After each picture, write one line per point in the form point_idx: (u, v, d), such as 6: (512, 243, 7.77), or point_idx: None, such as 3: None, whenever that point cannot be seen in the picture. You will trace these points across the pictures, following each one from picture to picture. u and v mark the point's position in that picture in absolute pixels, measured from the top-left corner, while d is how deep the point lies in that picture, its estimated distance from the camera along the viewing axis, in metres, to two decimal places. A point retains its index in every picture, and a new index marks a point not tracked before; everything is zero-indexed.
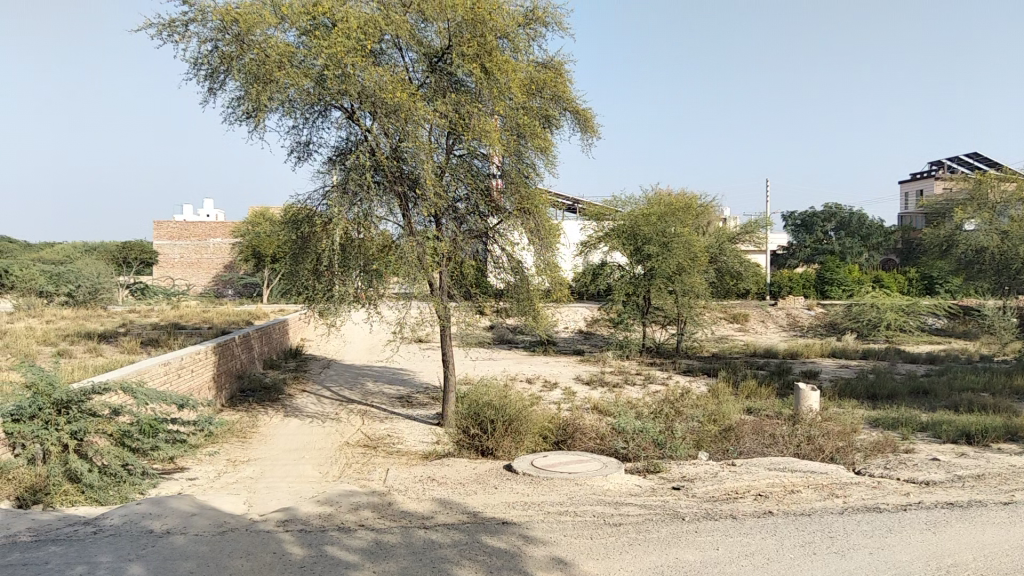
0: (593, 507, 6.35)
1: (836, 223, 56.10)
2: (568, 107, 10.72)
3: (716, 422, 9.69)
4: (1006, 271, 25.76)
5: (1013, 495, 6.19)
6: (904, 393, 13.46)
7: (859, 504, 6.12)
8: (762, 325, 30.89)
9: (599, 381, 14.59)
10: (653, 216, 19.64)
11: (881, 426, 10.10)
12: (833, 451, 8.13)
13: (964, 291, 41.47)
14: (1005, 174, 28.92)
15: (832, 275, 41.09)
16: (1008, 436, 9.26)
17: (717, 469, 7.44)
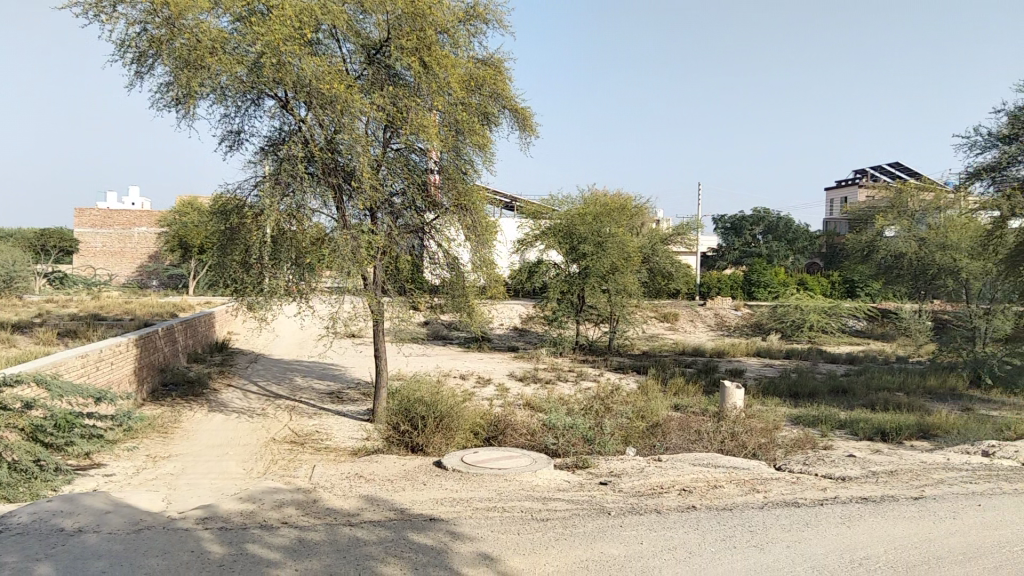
0: (521, 502, 6.35)
1: (764, 227, 57.76)
2: (507, 104, 10.72)
3: (644, 418, 9.82)
4: (922, 276, 26.88)
5: (922, 490, 6.45)
6: (825, 392, 13.91)
7: (778, 499, 6.28)
8: (692, 325, 31.53)
9: (532, 378, 14.63)
10: (589, 215, 19.79)
11: (802, 424, 10.41)
12: (755, 447, 8.33)
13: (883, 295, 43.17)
14: (923, 183, 30.20)
15: (758, 277, 42.26)
16: (920, 434, 9.65)
17: (644, 465, 7.53)
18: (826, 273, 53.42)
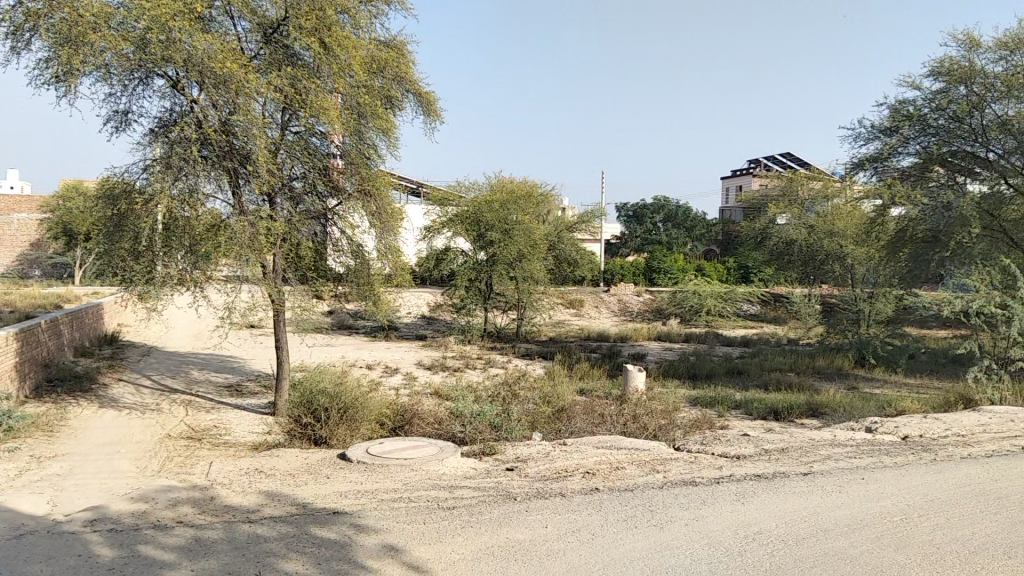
0: (427, 491, 6.31)
1: (665, 215, 59.44)
2: (411, 88, 10.57)
3: (550, 403, 9.93)
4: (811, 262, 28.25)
5: (811, 465, 6.77)
6: (721, 373, 14.45)
7: (677, 478, 6.47)
8: (597, 311, 32.14)
9: (439, 366, 14.56)
10: (496, 203, 19.80)
11: (700, 405, 10.76)
12: (656, 428, 8.55)
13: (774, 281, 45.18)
14: (812, 173, 31.70)
15: (659, 263, 43.43)
16: (810, 412, 10.16)
17: (550, 449, 7.61)
18: (722, 259, 55.50)
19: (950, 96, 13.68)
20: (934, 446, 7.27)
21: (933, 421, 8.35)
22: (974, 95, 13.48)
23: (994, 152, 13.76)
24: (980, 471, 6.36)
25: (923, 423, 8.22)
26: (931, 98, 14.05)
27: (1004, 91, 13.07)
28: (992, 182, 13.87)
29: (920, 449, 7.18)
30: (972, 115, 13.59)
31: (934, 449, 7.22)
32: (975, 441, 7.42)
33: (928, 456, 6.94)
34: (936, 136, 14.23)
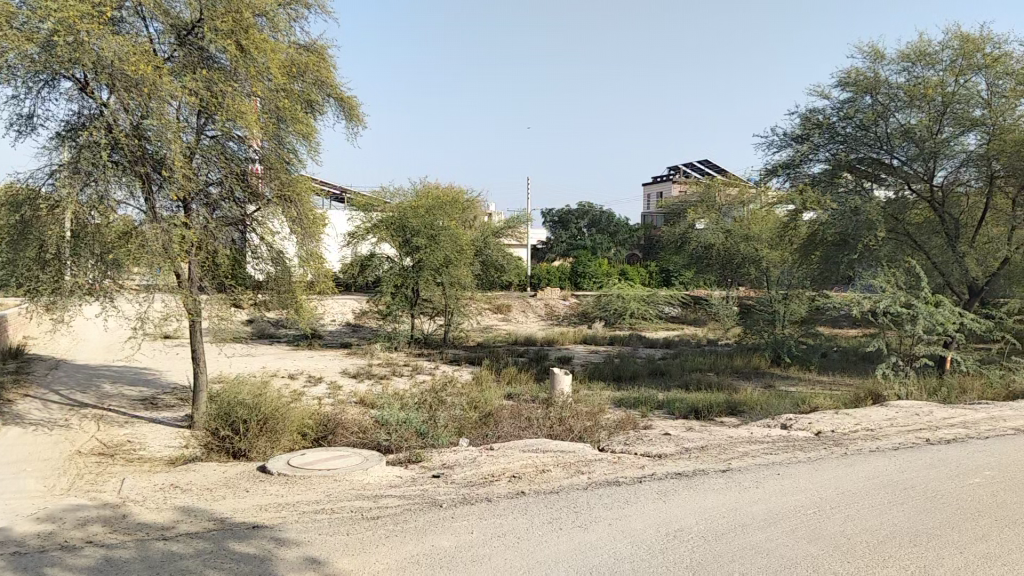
0: (351, 502, 6.20)
1: (589, 220, 60.30)
2: (332, 93, 10.42)
3: (476, 408, 9.92)
4: (729, 265, 29.11)
5: (729, 463, 6.95)
6: (645, 375, 14.73)
7: (601, 479, 6.54)
8: (524, 315, 32.32)
9: (365, 374, 14.37)
10: (422, 208, 19.68)
11: (624, 406, 10.93)
12: (582, 431, 8.63)
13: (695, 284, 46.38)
14: (729, 179, 32.68)
15: (584, 268, 44.01)
16: (729, 410, 10.45)
17: (476, 455, 7.59)
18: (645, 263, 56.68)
19: (857, 105, 14.34)
20: (845, 441, 7.57)
21: (844, 417, 8.70)
22: (879, 104, 14.17)
23: (897, 159, 14.44)
24: (887, 463, 6.65)
25: (835, 419, 8.55)
26: (839, 107, 14.67)
27: (907, 101, 13.76)
28: (897, 188, 14.92)
29: (832, 444, 7.46)
30: (878, 124, 14.25)
31: (845, 444, 7.51)
32: (882, 435, 7.75)
33: (839, 450, 7.22)
34: (843, 144, 14.86)
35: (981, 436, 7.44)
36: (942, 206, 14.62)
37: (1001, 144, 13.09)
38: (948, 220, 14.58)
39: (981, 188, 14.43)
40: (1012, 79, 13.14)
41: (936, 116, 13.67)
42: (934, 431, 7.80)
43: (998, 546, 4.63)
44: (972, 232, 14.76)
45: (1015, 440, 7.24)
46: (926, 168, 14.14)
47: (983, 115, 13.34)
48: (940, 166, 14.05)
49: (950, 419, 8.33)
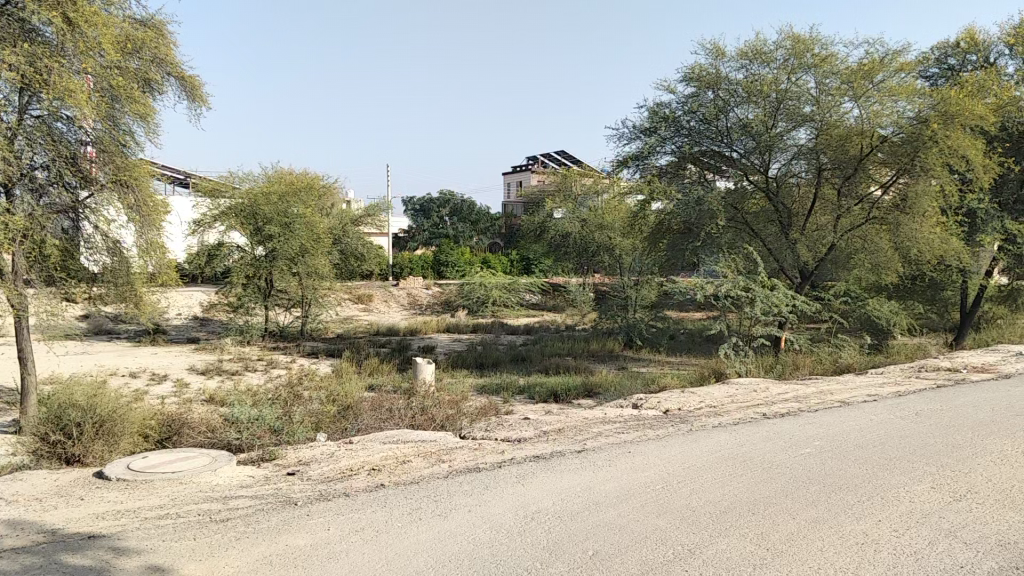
0: (199, 505, 5.90)
1: (450, 209, 60.39)
2: (172, 71, 9.81)
3: (335, 401, 9.69)
4: (586, 253, 29.98)
5: (585, 443, 7.16)
6: (506, 361, 14.93)
7: (461, 466, 6.57)
8: (385, 305, 31.90)
9: (215, 370, 13.70)
10: (274, 195, 18.97)
11: (486, 392, 11.02)
12: (443, 420, 8.61)
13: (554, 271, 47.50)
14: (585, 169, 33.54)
15: (446, 256, 44.03)
16: (586, 393, 10.77)
17: (333, 450, 7.42)
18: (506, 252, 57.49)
19: (700, 99, 14.96)
20: (690, 418, 7.99)
21: (690, 395, 9.18)
22: (720, 100, 14.88)
23: (736, 152, 15.42)
24: (729, 437, 7.07)
25: (682, 397, 9.00)
26: (683, 101, 15.23)
27: (744, 96, 14.59)
28: (736, 179, 15.86)
29: (679, 421, 7.85)
30: (719, 118, 15.03)
31: (691, 421, 7.92)
32: (724, 410, 8.25)
33: (686, 427, 7.61)
34: (688, 137, 15.50)
35: (810, 409, 8.07)
36: (776, 195, 15.77)
37: (827, 139, 14.66)
38: (783, 209, 15.79)
39: (811, 180, 15.66)
40: (837, 78, 14.17)
41: (771, 112, 14.61)
42: (770, 405, 8.38)
43: (826, 510, 5.02)
44: (802, 220, 15.98)
45: (840, 410, 7.90)
46: (762, 161, 15.27)
47: (813, 112, 14.43)
48: (775, 158, 15.23)
49: (784, 394, 8.99)
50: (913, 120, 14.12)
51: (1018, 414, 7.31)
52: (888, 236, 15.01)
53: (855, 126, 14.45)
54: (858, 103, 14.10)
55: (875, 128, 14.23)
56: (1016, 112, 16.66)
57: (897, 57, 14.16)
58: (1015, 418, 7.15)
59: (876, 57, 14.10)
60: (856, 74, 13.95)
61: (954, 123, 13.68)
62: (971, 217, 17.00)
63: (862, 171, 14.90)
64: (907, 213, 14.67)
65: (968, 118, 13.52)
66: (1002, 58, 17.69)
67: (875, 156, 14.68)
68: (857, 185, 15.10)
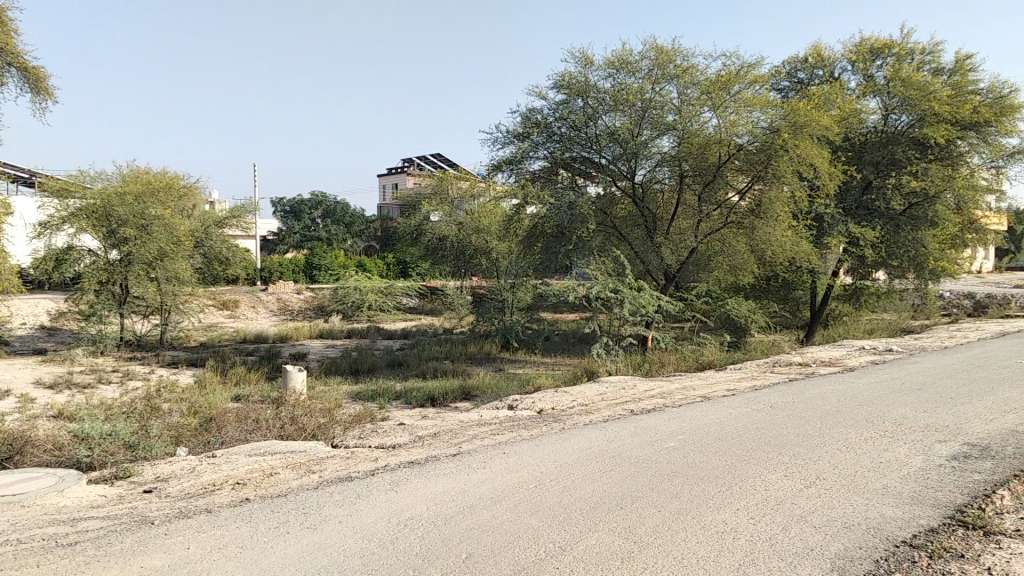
0: (42, 529, 5.46)
1: (322, 211, 59.24)
2: (13, 61, 9.08)
3: (197, 413, 9.24)
4: (463, 255, 30.05)
5: (460, 446, 7.15)
6: (382, 366, 14.73)
7: (332, 476, 6.40)
8: (253, 311, 30.80)
9: (63, 383, 12.77)
10: (130, 195, 17.99)
11: (360, 398, 10.82)
12: (314, 429, 8.38)
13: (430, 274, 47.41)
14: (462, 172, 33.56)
15: (318, 260, 43.10)
16: (462, 395, 10.78)
17: (195, 464, 7.06)
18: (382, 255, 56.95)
19: (570, 107, 15.29)
20: (563, 417, 8.14)
21: (562, 394, 9.36)
22: (589, 107, 15.25)
23: (605, 158, 15.84)
24: (599, 435, 7.25)
25: (555, 397, 9.16)
26: (554, 108, 15.48)
27: (612, 104, 14.99)
28: (605, 185, 16.29)
29: (552, 420, 7.99)
30: (588, 125, 15.41)
31: (563, 420, 8.07)
32: (595, 408, 8.45)
33: (558, 426, 7.74)
34: (559, 143, 15.78)
35: (674, 404, 8.40)
36: (642, 201, 16.37)
37: (689, 147, 15.20)
38: (648, 214, 16.43)
39: (673, 186, 16.36)
40: (697, 89, 14.76)
41: (637, 120, 15.10)
42: (638, 402, 8.67)
43: (689, 501, 5.23)
44: (666, 224, 16.68)
45: (702, 405, 8.27)
46: (628, 167, 15.78)
47: (675, 121, 14.98)
48: (640, 166, 15.78)
49: (651, 391, 9.33)
50: (766, 130, 15.02)
51: (859, 403, 7.90)
52: (744, 240, 15.92)
53: (714, 135, 15.09)
54: (716, 113, 14.79)
55: (732, 137, 14.93)
56: (857, 123, 18.02)
57: (752, 70, 15.01)
58: (857, 408, 7.72)
59: (732, 69, 14.88)
60: (714, 85, 14.66)
61: (802, 133, 15.05)
62: (819, 221, 18.25)
63: (720, 178, 15.73)
64: (761, 217, 15.68)
65: (814, 129, 15.09)
66: (845, 73, 19.08)
67: (732, 164, 15.54)
68: (716, 191, 15.95)
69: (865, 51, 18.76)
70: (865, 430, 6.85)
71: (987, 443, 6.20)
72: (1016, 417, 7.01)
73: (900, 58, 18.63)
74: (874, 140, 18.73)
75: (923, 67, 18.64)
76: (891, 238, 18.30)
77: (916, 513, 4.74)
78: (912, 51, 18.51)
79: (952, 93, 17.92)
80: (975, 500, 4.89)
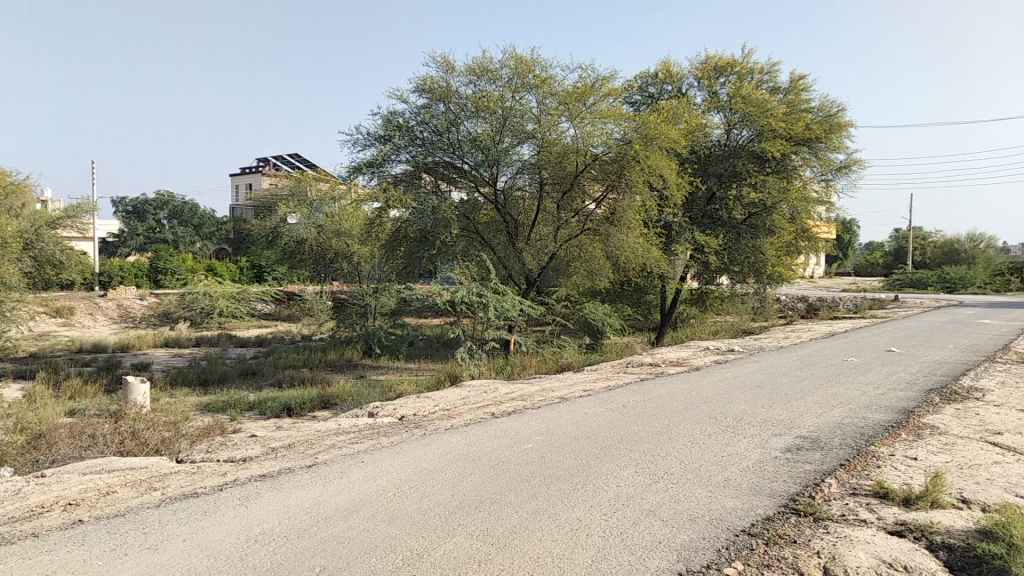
0: None
1: (169, 212, 56.34)
2: None
3: (23, 431, 8.51)
4: (321, 260, 29.33)
5: (315, 457, 6.98)
6: (234, 376, 14.14)
7: (177, 493, 6.09)
8: (90, 319, 28.74)
9: None
10: None
11: (211, 410, 10.35)
12: (159, 443, 7.93)
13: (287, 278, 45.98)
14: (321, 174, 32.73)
15: (164, 264, 40.86)
16: (321, 404, 10.54)
17: (20, 486, 6.51)
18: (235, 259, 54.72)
19: (432, 111, 15.28)
20: (423, 422, 8.12)
21: (423, 400, 9.34)
22: (451, 113, 15.30)
23: (467, 164, 15.93)
24: (459, 439, 7.29)
25: (416, 402, 9.13)
26: (416, 111, 15.38)
27: (474, 111, 15.13)
28: (469, 190, 16.41)
29: (412, 427, 7.96)
30: (450, 130, 15.47)
31: (424, 425, 8.05)
32: (455, 413, 8.49)
33: (418, 432, 7.71)
34: (422, 147, 15.68)
35: (534, 406, 8.58)
36: (504, 207, 16.62)
37: (548, 155, 15.61)
38: (510, 220, 16.71)
39: (534, 193, 16.71)
40: (555, 99, 15.14)
41: (498, 128, 15.30)
42: (499, 405, 8.78)
43: (545, 501, 5.34)
44: (527, 230, 17.03)
45: (559, 406, 8.48)
46: (490, 174, 15.96)
47: (535, 130, 15.29)
48: (501, 172, 16.00)
49: (512, 394, 9.49)
50: (620, 142, 15.71)
51: (704, 400, 8.38)
52: (600, 246, 16.56)
53: (571, 145, 15.51)
54: (573, 123, 15.23)
55: (588, 147, 15.48)
56: (702, 137, 19.11)
57: (607, 83, 15.62)
58: (702, 405, 8.18)
59: (588, 82, 15.42)
60: (571, 96, 15.12)
61: (653, 146, 15.87)
62: (668, 228, 19.19)
63: (578, 187, 16.27)
64: (615, 225, 16.46)
65: (665, 144, 16.12)
66: (692, 89, 20.19)
67: (587, 173, 16.09)
68: (574, 199, 16.42)
69: (710, 69, 19.93)
70: (709, 426, 7.27)
71: (816, 434, 6.74)
72: (841, 410, 7.67)
73: (741, 76, 19.90)
74: (717, 153, 19.80)
75: (762, 85, 19.98)
76: (733, 245, 19.70)
77: (753, 503, 5.07)
78: (752, 70, 19.81)
79: (788, 111, 19.27)
80: (806, 489, 5.29)
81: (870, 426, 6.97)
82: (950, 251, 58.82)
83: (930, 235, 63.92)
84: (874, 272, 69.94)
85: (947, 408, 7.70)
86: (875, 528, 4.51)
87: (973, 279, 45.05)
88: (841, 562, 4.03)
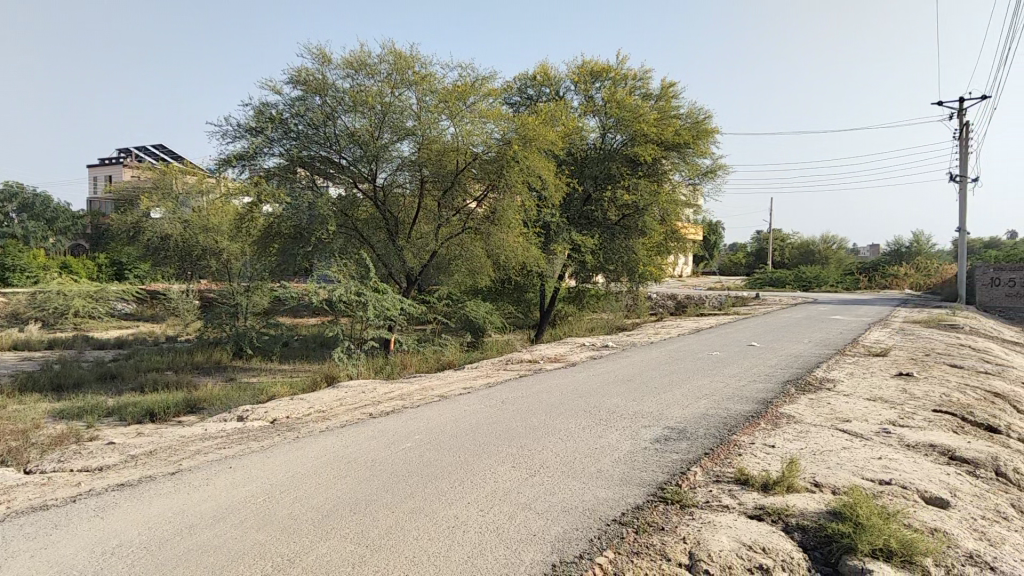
0: None
1: (18, 205, 52.32)
2: None
3: None
4: (186, 257, 27.76)
5: (180, 464, 6.65)
6: (92, 381, 13.27)
7: (23, 506, 5.63)
8: None
9: None
10: None
11: (65, 417, 9.66)
12: (4, 454, 7.31)
13: (151, 277, 43.59)
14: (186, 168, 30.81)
15: (11, 261, 37.83)
16: (187, 409, 10.04)
17: None
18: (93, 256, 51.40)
19: (307, 104, 14.75)
20: (297, 425, 7.89)
21: (297, 402, 9.08)
22: (327, 106, 14.84)
23: (345, 159, 15.50)
24: (334, 441, 7.13)
25: (289, 405, 8.87)
26: (290, 103, 14.77)
27: (351, 105, 14.76)
28: (346, 186, 16.09)
29: (285, 430, 7.72)
30: (326, 124, 14.98)
31: (297, 428, 7.82)
32: (331, 415, 8.30)
33: (292, 435, 7.49)
34: (296, 141, 15.01)
35: (412, 405, 8.52)
36: (383, 204, 16.41)
37: (427, 153, 15.53)
38: (389, 217, 16.50)
39: (414, 190, 16.54)
40: (434, 96, 15.14)
41: (377, 123, 15.05)
42: (376, 405, 8.65)
43: (422, 500, 5.31)
44: (407, 228, 16.87)
45: (438, 404, 8.47)
46: (369, 170, 15.66)
47: (414, 126, 15.16)
48: (381, 168, 15.74)
49: (390, 393, 9.38)
50: (500, 141, 16.00)
51: (579, 395, 8.58)
52: (481, 244, 16.75)
53: (451, 142, 15.54)
54: (453, 121, 15.24)
55: (468, 145, 15.58)
56: (578, 139, 19.58)
57: (485, 83, 15.81)
58: (578, 400, 8.36)
59: (468, 81, 15.54)
60: (451, 95, 15.19)
61: (531, 146, 16.45)
62: (546, 228, 19.52)
63: (458, 185, 16.35)
64: (496, 224, 16.71)
65: (540, 143, 16.65)
66: (568, 92, 20.63)
67: (468, 172, 16.23)
68: (455, 196, 16.51)
69: (586, 73, 20.42)
70: (584, 419, 7.44)
71: (683, 425, 7.03)
72: (706, 401, 8.04)
73: (615, 81, 20.52)
74: (593, 156, 20.32)
75: (635, 92, 20.65)
76: (608, 245, 20.39)
77: (625, 493, 5.23)
78: (625, 76, 20.46)
79: (659, 116, 20.04)
80: (673, 478, 5.50)
81: (733, 416, 7.34)
82: (806, 253, 62.90)
83: (788, 237, 68.05)
84: (738, 271, 73.77)
85: (802, 398, 8.24)
86: (736, 513, 4.75)
87: (825, 278, 48.33)
88: (705, 546, 4.21)
